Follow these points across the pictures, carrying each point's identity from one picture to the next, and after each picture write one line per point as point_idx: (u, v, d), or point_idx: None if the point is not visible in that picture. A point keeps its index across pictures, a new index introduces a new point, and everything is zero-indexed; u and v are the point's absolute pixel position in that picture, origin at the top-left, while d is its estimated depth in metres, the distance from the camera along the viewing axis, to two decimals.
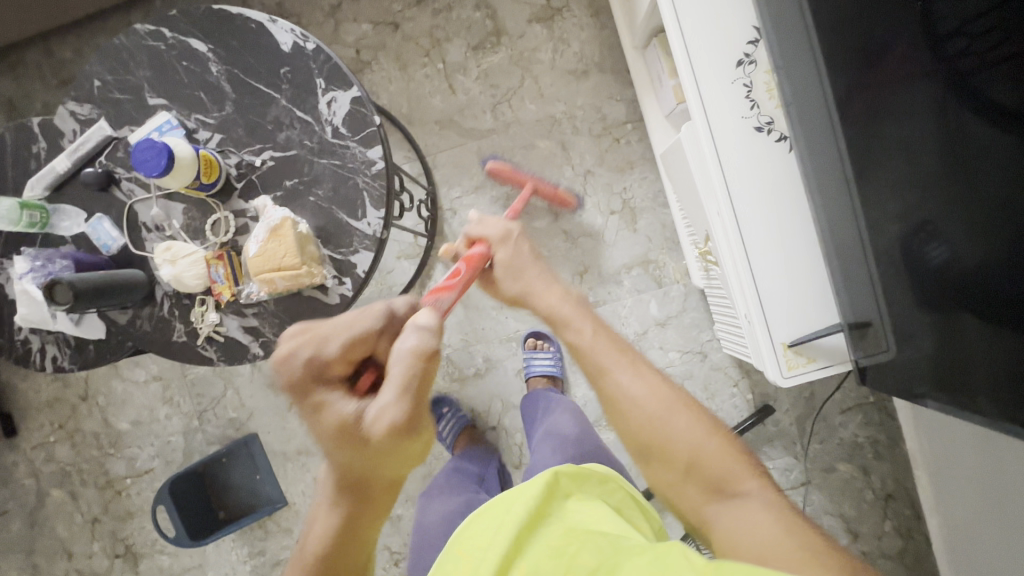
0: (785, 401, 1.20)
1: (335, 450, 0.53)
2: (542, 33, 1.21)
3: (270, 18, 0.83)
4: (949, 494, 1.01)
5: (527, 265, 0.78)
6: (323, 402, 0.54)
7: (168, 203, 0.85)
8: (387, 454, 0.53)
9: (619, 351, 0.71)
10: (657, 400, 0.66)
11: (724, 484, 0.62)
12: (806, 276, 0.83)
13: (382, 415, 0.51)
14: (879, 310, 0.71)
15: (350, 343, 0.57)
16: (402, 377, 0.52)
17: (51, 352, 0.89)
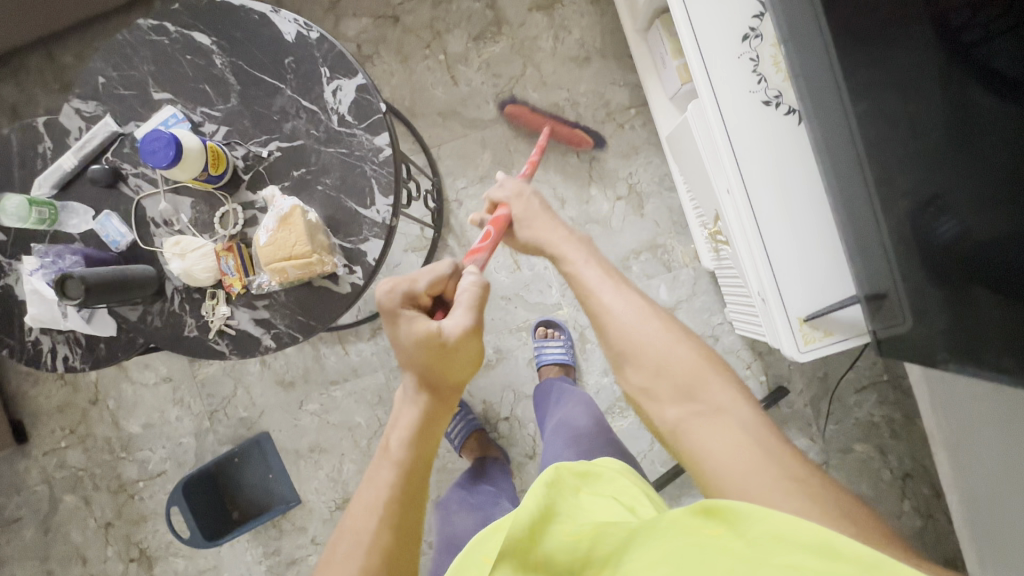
0: (798, 380, 1.16)
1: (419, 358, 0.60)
2: (542, 21, 1.17)
3: (273, 8, 0.81)
4: (970, 469, 0.98)
5: (538, 216, 0.81)
6: (412, 322, 0.60)
7: (177, 198, 0.84)
8: (462, 360, 0.61)
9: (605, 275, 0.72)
10: (635, 312, 0.66)
11: (698, 393, 0.59)
12: (821, 249, 0.80)
13: (456, 324, 0.60)
14: (896, 284, 0.70)
15: (434, 280, 0.63)
16: (473, 299, 0.62)
17: (62, 352, 0.89)
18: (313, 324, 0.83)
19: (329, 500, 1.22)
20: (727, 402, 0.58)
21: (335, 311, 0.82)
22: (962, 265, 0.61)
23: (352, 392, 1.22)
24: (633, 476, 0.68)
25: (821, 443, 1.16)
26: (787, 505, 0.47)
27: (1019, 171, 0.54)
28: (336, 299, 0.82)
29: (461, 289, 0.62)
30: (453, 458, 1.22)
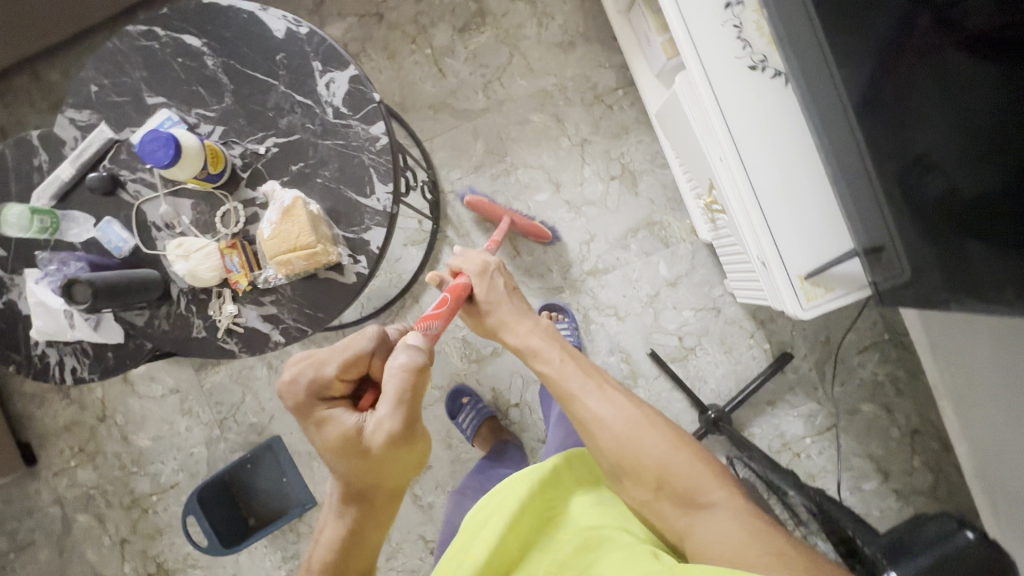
0: (802, 346, 1.18)
1: (341, 463, 0.59)
2: (525, 9, 1.19)
3: (261, 7, 0.82)
4: (974, 417, 1.01)
5: (501, 301, 0.84)
6: (325, 422, 0.60)
7: (176, 200, 0.84)
8: (397, 460, 0.60)
9: (590, 378, 0.74)
10: (627, 421, 0.69)
11: (692, 494, 0.64)
12: (817, 208, 0.81)
13: (381, 426, 0.59)
14: (890, 232, 0.71)
15: (346, 363, 0.63)
16: (395, 392, 0.59)
17: (70, 364, 0.90)
18: (321, 316, 0.83)
19: None
20: (718, 494, 0.64)
21: (343, 302, 0.83)
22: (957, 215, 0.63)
23: None
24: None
25: (829, 406, 1.17)
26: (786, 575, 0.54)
27: (999, 124, 0.57)
28: (343, 290, 0.82)
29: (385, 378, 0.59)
30: (466, 448, 1.22)
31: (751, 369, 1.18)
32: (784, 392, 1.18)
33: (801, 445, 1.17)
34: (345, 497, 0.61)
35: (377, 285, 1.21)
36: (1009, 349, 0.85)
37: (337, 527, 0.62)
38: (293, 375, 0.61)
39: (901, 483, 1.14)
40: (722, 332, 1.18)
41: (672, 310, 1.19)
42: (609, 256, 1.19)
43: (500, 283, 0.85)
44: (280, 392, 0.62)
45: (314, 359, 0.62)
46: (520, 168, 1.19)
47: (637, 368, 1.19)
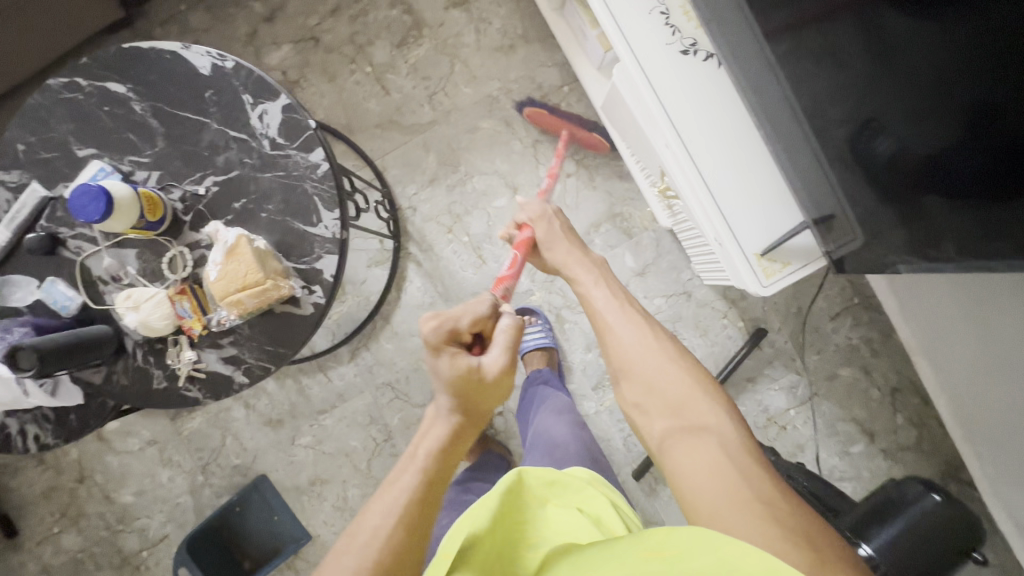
0: (775, 320, 1.18)
1: (462, 387, 0.60)
2: (461, 18, 1.18)
3: (183, 45, 0.81)
4: (948, 370, 1.02)
5: (559, 241, 0.79)
6: (456, 354, 0.61)
7: (121, 252, 0.82)
8: (494, 394, 0.63)
9: (614, 294, 0.71)
10: (639, 335, 0.65)
11: (682, 411, 0.58)
12: (764, 183, 0.82)
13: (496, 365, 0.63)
14: (840, 199, 0.71)
15: (474, 318, 0.65)
16: (511, 341, 0.65)
17: (33, 431, 0.87)
18: (283, 352, 0.81)
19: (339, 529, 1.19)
20: (710, 418, 0.57)
21: (304, 335, 0.81)
22: (915, 173, 0.62)
23: (343, 417, 1.20)
24: (605, 486, 0.66)
25: (808, 376, 1.18)
26: (747, 531, 0.46)
27: (941, 84, 0.56)
28: (301, 322, 0.81)
29: (499, 331, 0.65)
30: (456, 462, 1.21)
31: (728, 348, 1.18)
32: (763, 367, 1.19)
33: (787, 418, 1.17)
34: (459, 409, 0.60)
35: (345, 311, 1.19)
36: (976, 294, 0.87)
37: (442, 434, 0.59)
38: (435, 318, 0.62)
39: (887, 443, 1.15)
40: (695, 315, 1.18)
41: (643, 299, 1.18)
42: None
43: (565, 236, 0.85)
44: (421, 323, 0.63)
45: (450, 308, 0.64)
46: (475, 175, 1.18)
47: None
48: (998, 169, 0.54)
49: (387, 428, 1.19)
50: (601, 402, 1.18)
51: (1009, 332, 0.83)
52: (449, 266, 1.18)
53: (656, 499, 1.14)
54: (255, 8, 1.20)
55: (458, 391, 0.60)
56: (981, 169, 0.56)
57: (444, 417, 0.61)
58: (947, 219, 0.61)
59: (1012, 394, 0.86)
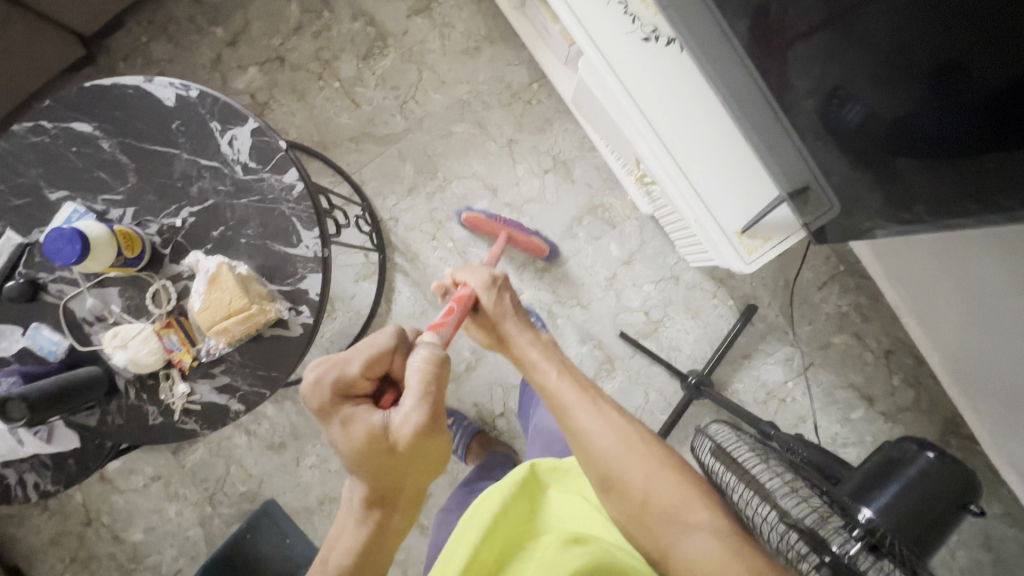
0: (764, 295, 1.19)
1: (366, 461, 0.54)
2: (424, 24, 1.18)
3: (145, 78, 0.81)
4: (938, 328, 1.03)
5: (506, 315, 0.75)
6: (348, 420, 0.56)
7: (103, 291, 0.81)
8: (414, 458, 0.56)
9: (582, 393, 0.66)
10: (620, 442, 0.61)
11: (677, 516, 0.56)
12: (737, 160, 0.82)
13: (407, 421, 0.54)
14: (811, 169, 0.72)
15: (371, 362, 0.58)
16: (424, 385, 0.56)
17: (32, 479, 0.87)
18: (276, 375, 0.81)
19: None
20: (702, 518, 0.55)
21: (296, 356, 0.81)
22: (887, 136, 0.62)
23: None
24: None
25: (802, 347, 1.19)
26: None
27: (902, 49, 0.55)
28: (292, 343, 0.81)
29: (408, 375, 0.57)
30: (463, 467, 1.21)
31: (721, 328, 1.19)
32: (757, 343, 1.19)
33: (785, 390, 1.18)
34: (371, 491, 0.57)
35: (336, 328, 1.19)
36: (961, 253, 0.88)
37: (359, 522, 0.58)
38: (316, 376, 0.56)
39: (886, 405, 1.16)
40: (685, 298, 1.19)
41: (632, 287, 1.19)
42: (560, 248, 1.19)
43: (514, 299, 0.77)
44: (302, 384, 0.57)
45: (339, 361, 0.58)
46: (453, 180, 1.18)
47: (612, 351, 1.19)
48: (969, 129, 0.55)
49: None
50: None
51: (993, 288, 0.85)
52: (436, 273, 1.18)
53: None
54: (217, 33, 1.19)
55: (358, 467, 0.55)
56: (947, 133, 0.57)
57: (358, 507, 0.59)
58: (921, 180, 0.63)
59: (1005, 347, 0.87)
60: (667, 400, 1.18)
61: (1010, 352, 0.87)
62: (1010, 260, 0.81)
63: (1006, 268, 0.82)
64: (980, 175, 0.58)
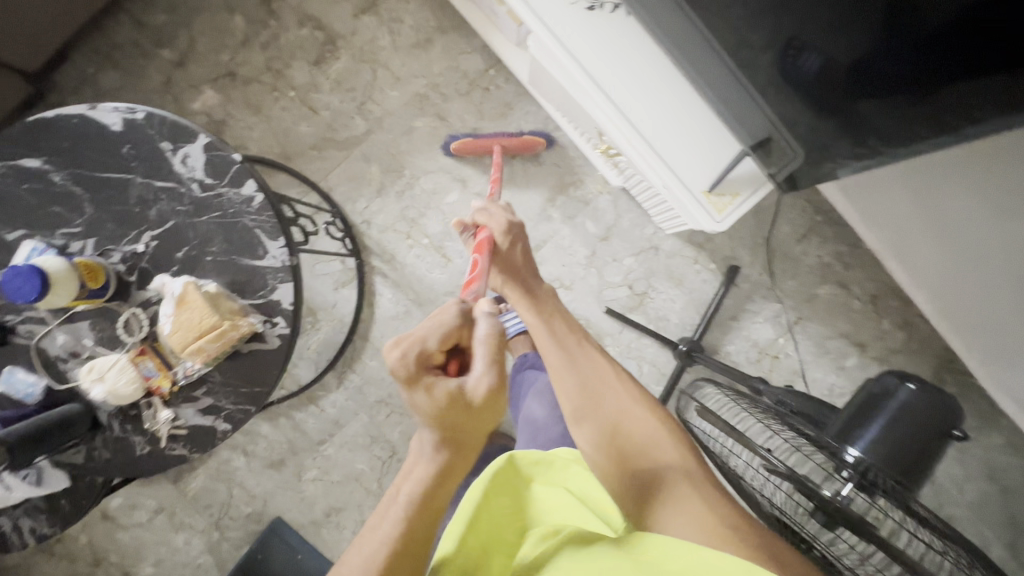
0: (745, 254, 1.19)
1: (443, 419, 0.56)
2: (372, 22, 1.17)
3: (89, 105, 0.79)
4: (920, 267, 1.03)
5: (518, 258, 0.81)
6: (428, 385, 0.57)
7: (73, 326, 0.80)
8: (484, 419, 0.59)
9: (569, 341, 0.73)
10: (595, 382, 0.68)
11: (646, 451, 0.60)
12: (697, 120, 0.81)
13: (481, 383, 0.57)
14: (769, 119, 0.68)
15: (444, 335, 0.59)
16: (492, 358, 0.59)
17: (26, 524, 0.85)
18: (259, 391, 0.80)
19: None
20: (676, 457, 0.59)
21: (276, 369, 0.80)
22: (848, 85, 0.61)
23: (344, 443, 1.19)
24: None
25: (789, 302, 1.18)
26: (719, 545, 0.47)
27: None
28: (270, 356, 0.80)
29: (478, 345, 0.58)
30: None
31: (706, 292, 1.19)
32: (743, 303, 1.19)
33: (777, 347, 1.18)
34: (440, 442, 0.57)
35: (322, 338, 1.18)
36: (927, 186, 0.88)
37: (424, 472, 0.57)
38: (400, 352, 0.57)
39: (878, 349, 1.16)
40: (666, 266, 1.18)
41: (612, 262, 1.18)
42: (536, 231, 1.18)
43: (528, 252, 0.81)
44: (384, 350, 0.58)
45: (415, 335, 0.59)
46: (421, 176, 1.17)
47: (600, 329, 1.18)
48: (937, 59, 0.55)
49: (390, 444, 1.18)
50: None
51: (963, 217, 0.86)
52: (416, 271, 1.17)
53: None
54: (165, 55, 1.17)
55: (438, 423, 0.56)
56: (906, 70, 0.57)
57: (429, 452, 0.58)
58: (886, 123, 0.63)
59: (993, 276, 0.87)
60: (661, 370, 1.17)
61: (1001, 280, 0.86)
62: (975, 182, 0.81)
63: (972, 192, 0.82)
64: (945, 104, 0.59)
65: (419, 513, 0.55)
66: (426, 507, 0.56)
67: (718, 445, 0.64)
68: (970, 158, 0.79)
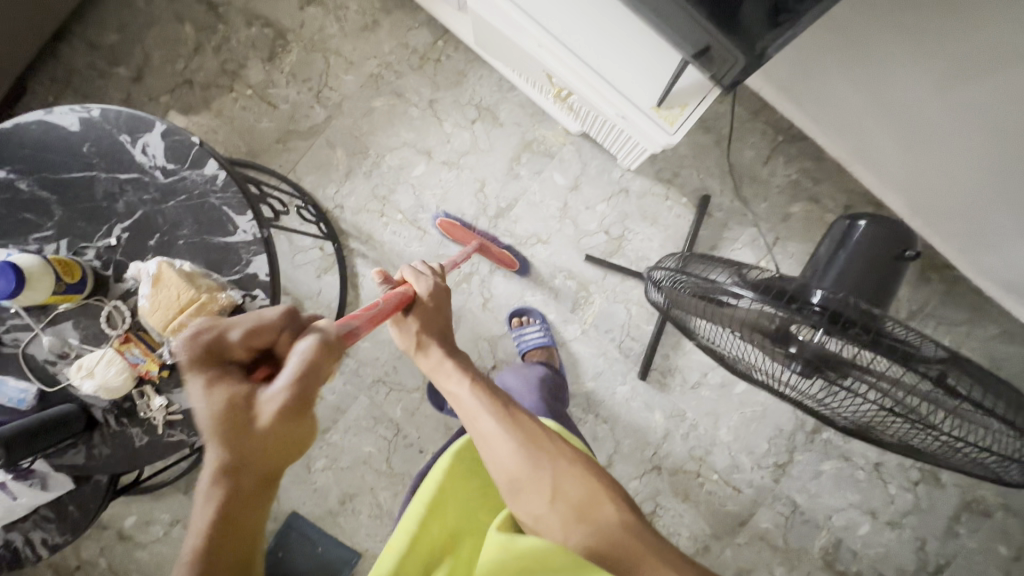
0: (714, 184, 1.20)
1: (220, 435, 0.45)
2: (318, 12, 1.20)
3: (46, 110, 0.81)
4: (881, 161, 1.07)
5: (434, 315, 0.71)
6: (213, 381, 0.47)
7: (57, 328, 0.81)
8: (282, 447, 0.46)
9: (493, 404, 0.68)
10: (529, 448, 0.64)
11: (590, 512, 0.62)
12: (625, 32, 0.80)
13: (274, 399, 0.46)
14: (708, 30, 0.68)
15: (254, 329, 0.50)
16: (297, 374, 0.47)
17: (38, 536, 0.86)
18: None
19: (384, 536, 1.18)
20: (612, 512, 0.62)
21: None
22: None
23: (349, 428, 1.20)
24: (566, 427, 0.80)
25: (765, 224, 1.19)
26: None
27: None
28: None
29: (293, 356, 0.48)
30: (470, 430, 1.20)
31: (682, 226, 1.20)
32: (720, 232, 1.20)
33: None
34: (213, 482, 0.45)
35: None
36: (869, 69, 0.92)
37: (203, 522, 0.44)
38: (190, 337, 0.47)
39: None
40: (640, 207, 1.20)
41: (586, 211, 1.20)
42: (507, 191, 1.19)
43: (449, 302, 0.74)
44: (172, 342, 0.48)
45: (218, 323, 0.49)
46: (387, 154, 1.19)
47: (584, 278, 1.20)
48: None
49: (393, 422, 1.19)
50: (584, 321, 1.20)
51: (914, 91, 0.89)
52: (394, 247, 1.18)
53: (670, 391, 1.20)
54: (121, 72, 1.20)
55: (216, 436, 0.45)
56: None
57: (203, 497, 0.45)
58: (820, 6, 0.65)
59: (958, 146, 0.90)
60: (649, 310, 1.20)
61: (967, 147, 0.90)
62: (910, 46, 0.83)
63: (909, 61, 0.85)
64: None
65: None
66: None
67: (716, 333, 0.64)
68: (910, 37, 0.82)
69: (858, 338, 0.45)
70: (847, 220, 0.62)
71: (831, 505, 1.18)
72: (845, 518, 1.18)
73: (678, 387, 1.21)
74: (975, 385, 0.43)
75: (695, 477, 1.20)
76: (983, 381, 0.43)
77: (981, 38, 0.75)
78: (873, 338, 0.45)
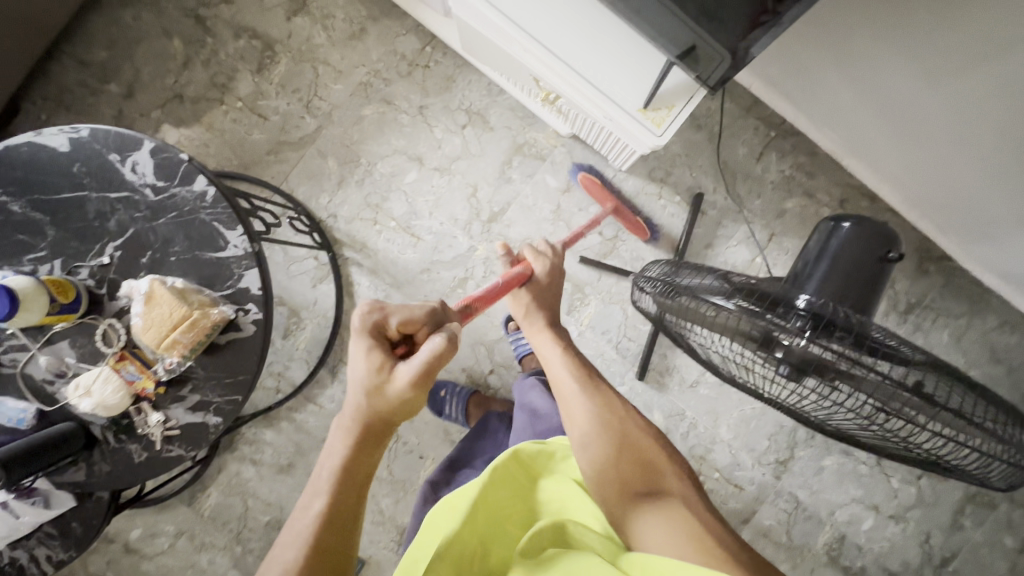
0: (707, 182, 1.20)
1: (369, 390, 0.58)
2: (305, 22, 1.20)
3: (35, 132, 0.82)
4: (875, 155, 1.07)
5: (545, 293, 0.88)
6: (373, 348, 0.60)
7: (54, 348, 0.81)
8: (406, 409, 0.59)
9: (583, 374, 0.79)
10: (612, 418, 0.73)
11: (650, 480, 0.67)
12: (607, 37, 0.80)
13: (404, 376, 0.57)
14: (692, 29, 0.68)
15: (408, 317, 0.62)
16: (428, 362, 0.58)
17: (42, 553, 0.86)
18: (243, 378, 0.81)
19: (388, 542, 1.19)
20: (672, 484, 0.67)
21: (254, 357, 0.81)
22: None
23: None
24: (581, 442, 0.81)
25: (760, 220, 1.19)
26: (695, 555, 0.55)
27: None
28: (250, 343, 0.81)
29: (425, 345, 0.59)
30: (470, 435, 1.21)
31: (676, 226, 1.20)
32: (715, 229, 1.19)
33: (756, 267, 1.18)
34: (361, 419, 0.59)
35: (309, 335, 1.19)
36: (860, 64, 0.91)
37: (344, 446, 0.59)
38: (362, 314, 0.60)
39: None
40: (632, 207, 1.19)
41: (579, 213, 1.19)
42: (499, 195, 1.18)
43: (558, 282, 0.90)
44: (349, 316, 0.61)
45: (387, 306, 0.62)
46: (378, 162, 1.19)
47: (579, 280, 1.20)
48: None
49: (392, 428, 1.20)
50: (580, 322, 1.20)
51: (905, 82, 0.88)
52: (389, 255, 1.18)
53: (668, 390, 1.20)
54: (111, 89, 1.21)
55: (364, 388, 0.59)
56: None
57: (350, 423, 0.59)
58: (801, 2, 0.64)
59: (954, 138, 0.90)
60: None
61: (962, 140, 0.89)
62: (899, 42, 0.83)
63: (903, 54, 0.84)
64: None
65: (340, 495, 0.57)
66: (345, 489, 0.57)
67: (701, 337, 0.63)
68: (899, 33, 0.82)
69: (843, 340, 0.46)
70: (833, 221, 0.62)
71: (834, 500, 1.18)
72: (848, 513, 1.18)
73: (676, 386, 1.20)
74: (951, 390, 0.44)
75: (696, 476, 1.20)
76: (956, 387, 0.44)
77: (968, 33, 0.75)
78: (857, 341, 0.45)
